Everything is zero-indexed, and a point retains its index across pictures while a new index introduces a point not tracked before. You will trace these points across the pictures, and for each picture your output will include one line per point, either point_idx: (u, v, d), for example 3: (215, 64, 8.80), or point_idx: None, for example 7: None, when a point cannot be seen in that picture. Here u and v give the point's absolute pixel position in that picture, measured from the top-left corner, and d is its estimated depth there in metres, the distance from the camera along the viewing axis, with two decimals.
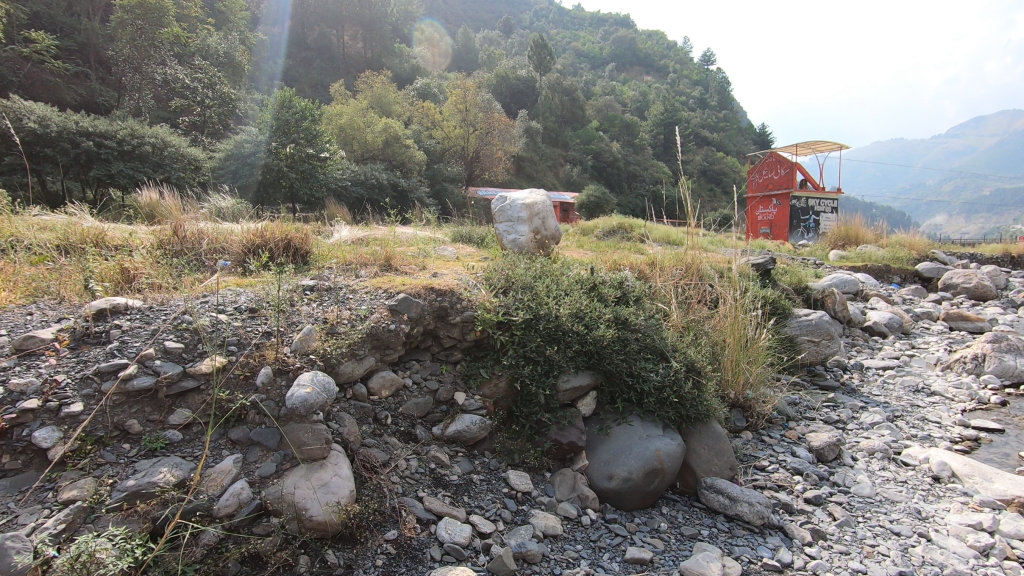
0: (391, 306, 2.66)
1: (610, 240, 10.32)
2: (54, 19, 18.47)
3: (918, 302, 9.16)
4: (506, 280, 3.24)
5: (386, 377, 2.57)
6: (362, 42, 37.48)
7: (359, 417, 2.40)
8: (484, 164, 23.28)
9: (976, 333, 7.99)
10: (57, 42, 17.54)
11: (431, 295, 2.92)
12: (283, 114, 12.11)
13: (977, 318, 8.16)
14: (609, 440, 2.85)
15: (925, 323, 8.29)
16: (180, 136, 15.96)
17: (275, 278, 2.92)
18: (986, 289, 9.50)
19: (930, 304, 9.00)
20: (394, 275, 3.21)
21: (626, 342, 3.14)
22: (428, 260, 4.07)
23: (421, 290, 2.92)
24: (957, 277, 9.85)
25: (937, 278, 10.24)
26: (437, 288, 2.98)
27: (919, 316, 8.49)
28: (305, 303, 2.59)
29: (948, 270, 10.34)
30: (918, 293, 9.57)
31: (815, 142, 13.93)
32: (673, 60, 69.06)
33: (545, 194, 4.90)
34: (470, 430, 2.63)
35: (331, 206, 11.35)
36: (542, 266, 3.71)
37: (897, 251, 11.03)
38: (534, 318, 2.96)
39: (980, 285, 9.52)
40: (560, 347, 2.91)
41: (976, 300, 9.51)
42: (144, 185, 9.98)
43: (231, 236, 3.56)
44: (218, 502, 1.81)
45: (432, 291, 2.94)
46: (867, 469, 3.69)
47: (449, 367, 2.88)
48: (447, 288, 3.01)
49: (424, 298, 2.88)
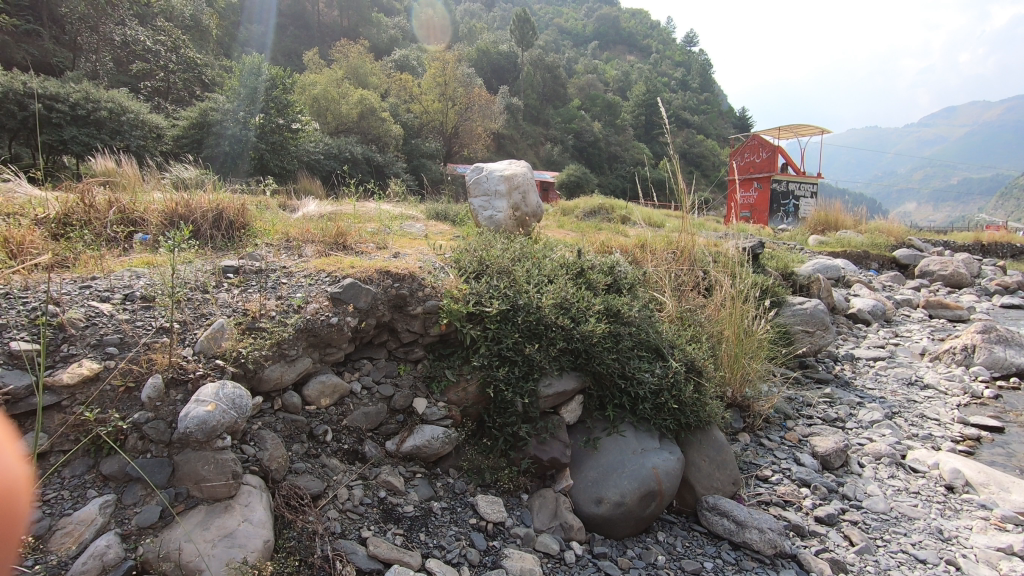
0: (333, 295, 2.12)
1: (592, 220, 9.86)
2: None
3: (899, 289, 8.94)
4: (477, 264, 2.74)
5: (326, 383, 2.07)
6: (338, 11, 35.79)
7: (288, 435, 1.91)
8: (463, 140, 22.47)
9: (956, 321, 7.79)
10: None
11: (387, 280, 2.41)
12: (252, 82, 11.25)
13: (957, 306, 7.95)
14: (598, 455, 2.41)
15: (906, 310, 8.08)
16: (140, 102, 14.90)
17: (191, 257, 2.37)
18: (962, 276, 9.32)
19: (911, 292, 8.79)
20: (345, 254, 2.68)
21: (618, 337, 2.68)
22: (391, 237, 3.54)
23: (374, 274, 2.39)
24: (934, 263, 9.69)
25: (914, 265, 10.05)
26: (394, 271, 2.46)
27: (899, 303, 8.28)
28: (223, 290, 2.06)
29: (926, 257, 10.17)
30: (898, 280, 9.34)
31: (799, 125, 13.60)
32: (656, 40, 68.25)
33: (527, 166, 4.36)
34: (431, 446, 2.17)
35: (302, 180, 10.61)
36: (522, 247, 3.22)
37: (876, 237, 10.82)
38: (512, 309, 2.49)
39: (957, 273, 9.35)
40: (542, 345, 2.44)
41: (952, 287, 9.33)
42: (97, 153, 9.08)
43: (149, 205, 2.95)
44: (70, 569, 1.30)
45: (388, 275, 2.42)
46: (875, 477, 3.34)
47: (408, 368, 2.39)
48: (408, 272, 2.50)
49: (379, 284, 2.38)
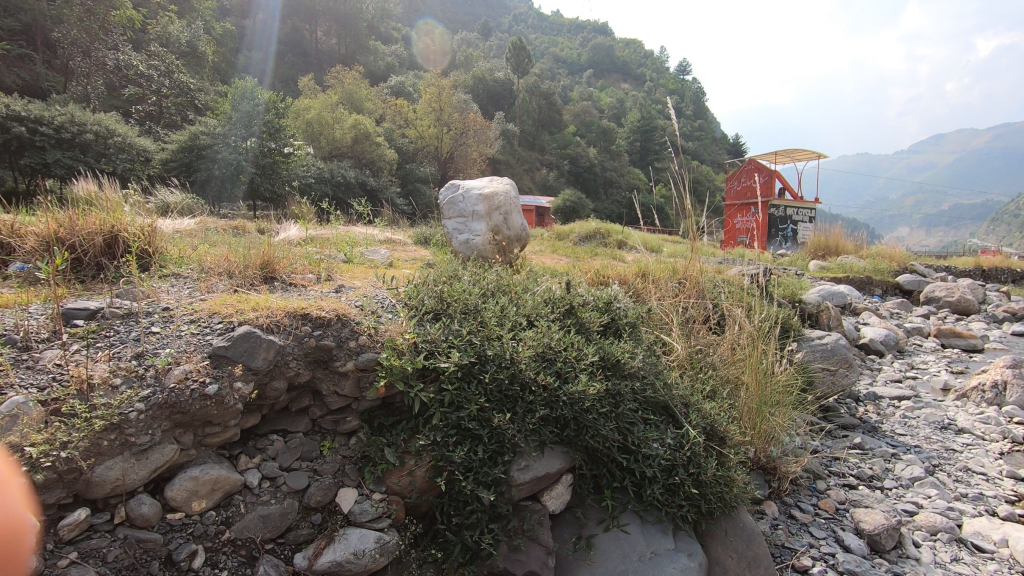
0: (215, 351, 1.51)
1: (588, 245, 9.31)
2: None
3: (907, 316, 8.33)
4: (434, 302, 2.14)
5: (202, 478, 1.44)
6: (336, 38, 35.56)
7: (128, 566, 1.28)
8: (458, 165, 22.08)
9: (970, 351, 7.15)
10: None
11: (307, 324, 1.80)
12: (243, 105, 10.81)
13: (970, 334, 7.34)
14: (592, 564, 1.78)
15: (918, 340, 7.48)
16: (129, 125, 14.37)
17: (48, 297, 1.79)
18: (969, 303, 8.72)
19: (920, 320, 8.18)
20: (263, 290, 2.07)
21: (620, 397, 2.07)
22: (343, 267, 2.94)
23: (286, 316, 1.78)
24: (939, 290, 9.09)
25: (918, 291, 9.48)
26: (320, 313, 1.85)
27: (909, 332, 7.67)
28: (51, 348, 1.45)
29: (930, 282, 9.58)
30: (905, 307, 8.76)
31: (795, 150, 13.22)
32: (649, 69, 69.10)
33: (511, 184, 3.81)
34: (356, 562, 1.53)
35: (291, 204, 10.07)
36: (498, 278, 2.62)
37: (878, 262, 10.27)
38: (478, 363, 1.90)
39: (963, 300, 8.77)
40: (517, 412, 1.83)
41: (959, 314, 8.72)
42: (81, 178, 8.52)
43: (28, 223, 2.28)
44: None
45: (309, 318, 1.82)
46: (937, 563, 2.69)
47: (335, 445, 1.77)
48: (337, 313, 1.89)
49: (296, 329, 1.76)
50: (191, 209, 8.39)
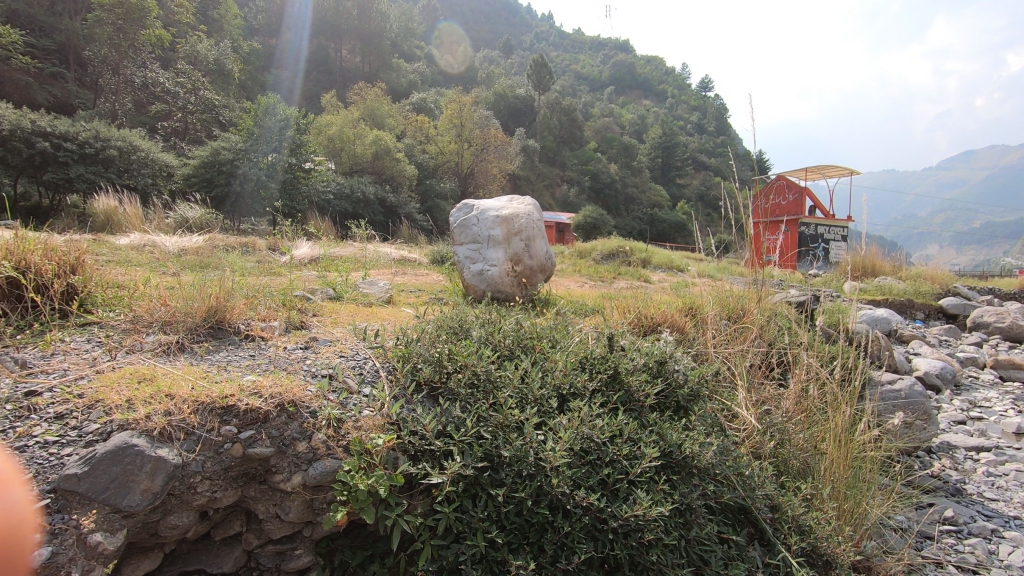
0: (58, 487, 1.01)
1: (612, 266, 8.63)
2: (34, 18, 15.00)
3: (958, 345, 6.58)
4: (430, 371, 1.57)
5: None
6: (360, 56, 35.19)
7: None
8: (478, 181, 21.65)
9: None
10: (31, 39, 14.43)
11: (233, 421, 1.23)
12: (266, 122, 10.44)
13: None
14: None
15: (972, 371, 5.73)
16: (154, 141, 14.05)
17: None
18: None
19: (975, 349, 6.42)
20: (195, 358, 1.53)
21: (689, 512, 1.46)
22: (332, 307, 2.40)
23: (204, 404, 1.22)
24: (988, 314, 7.34)
25: (965, 315, 7.89)
26: (258, 392, 1.29)
27: (962, 362, 5.89)
28: None
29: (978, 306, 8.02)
30: (954, 333, 7.00)
31: (826, 166, 12.37)
32: (671, 84, 68.34)
33: (534, 205, 3.22)
34: None
35: (313, 220, 9.61)
36: (520, 327, 2.02)
37: (922, 282, 9.28)
38: (488, 469, 1.33)
39: (1017, 325, 6.98)
40: (545, 550, 1.24)
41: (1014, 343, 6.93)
42: (105, 194, 8.08)
43: None
44: None
45: (242, 406, 1.26)
46: None
47: None
48: (286, 393, 1.32)
49: (212, 431, 1.20)
50: (208, 225, 7.97)
